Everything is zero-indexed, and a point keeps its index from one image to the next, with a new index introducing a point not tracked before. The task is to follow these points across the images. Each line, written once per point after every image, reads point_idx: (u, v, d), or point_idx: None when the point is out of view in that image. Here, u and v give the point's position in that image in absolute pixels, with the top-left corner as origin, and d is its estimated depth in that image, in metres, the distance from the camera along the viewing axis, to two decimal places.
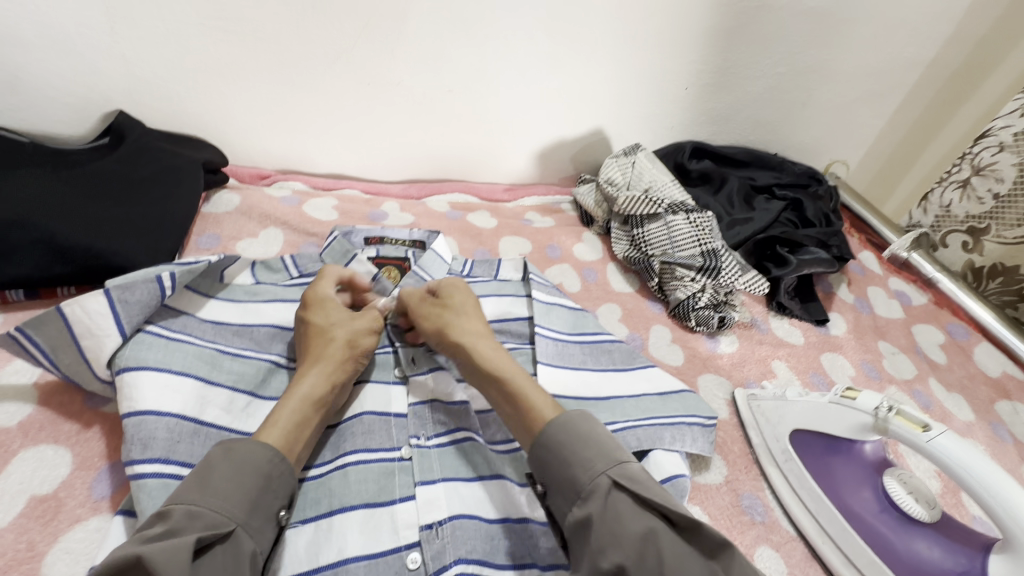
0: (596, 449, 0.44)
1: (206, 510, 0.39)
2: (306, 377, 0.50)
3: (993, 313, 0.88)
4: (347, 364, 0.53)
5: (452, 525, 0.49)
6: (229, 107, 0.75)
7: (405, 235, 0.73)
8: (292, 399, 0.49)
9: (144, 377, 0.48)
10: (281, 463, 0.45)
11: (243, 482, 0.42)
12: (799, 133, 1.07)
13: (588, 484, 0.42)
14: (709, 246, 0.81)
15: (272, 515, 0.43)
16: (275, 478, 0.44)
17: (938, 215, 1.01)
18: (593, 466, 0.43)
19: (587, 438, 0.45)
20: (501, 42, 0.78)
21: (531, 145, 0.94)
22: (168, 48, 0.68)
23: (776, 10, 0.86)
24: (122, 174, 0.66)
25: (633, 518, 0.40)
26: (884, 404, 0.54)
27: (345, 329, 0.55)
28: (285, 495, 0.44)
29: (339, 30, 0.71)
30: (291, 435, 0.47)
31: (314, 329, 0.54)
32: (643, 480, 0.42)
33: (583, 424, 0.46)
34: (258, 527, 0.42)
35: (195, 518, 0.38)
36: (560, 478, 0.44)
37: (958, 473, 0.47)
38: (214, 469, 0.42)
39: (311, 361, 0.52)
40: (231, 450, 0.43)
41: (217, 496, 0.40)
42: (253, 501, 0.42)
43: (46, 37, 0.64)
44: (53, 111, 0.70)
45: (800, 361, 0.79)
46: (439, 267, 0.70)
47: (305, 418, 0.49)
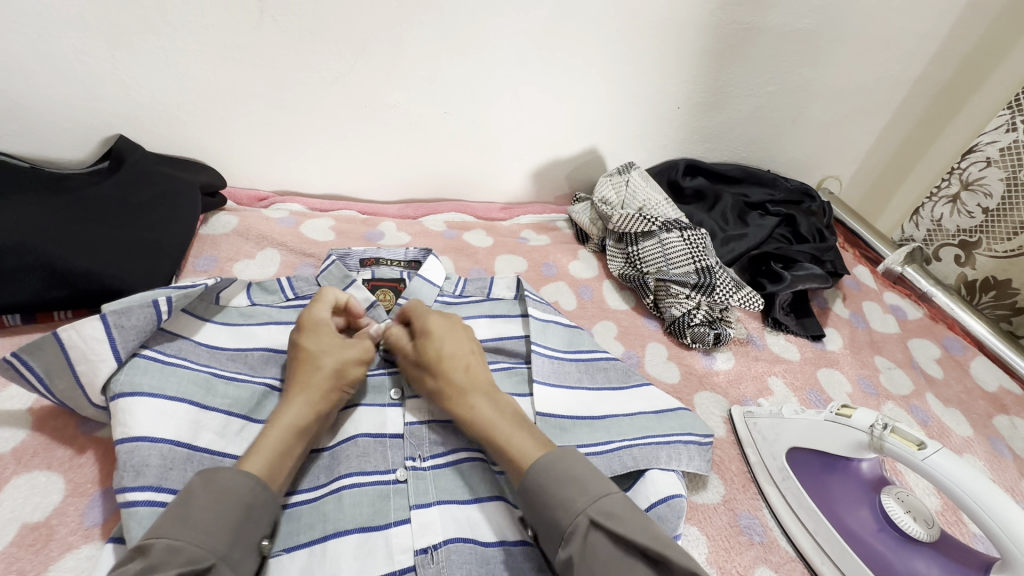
0: (575, 487, 0.45)
1: (187, 544, 0.39)
2: (292, 405, 0.51)
3: (990, 327, 0.89)
4: (332, 394, 0.53)
5: (445, 549, 0.49)
6: (228, 131, 0.77)
7: (400, 255, 0.74)
8: (276, 429, 0.49)
9: (138, 403, 0.48)
10: (263, 494, 0.44)
11: (224, 513, 0.42)
12: (791, 150, 1.08)
13: (569, 525, 0.43)
14: (704, 263, 0.81)
15: (253, 546, 0.43)
16: (258, 509, 0.44)
17: (930, 229, 1.02)
18: (573, 506, 0.44)
19: (565, 477, 0.45)
20: (494, 64, 0.79)
21: (526, 164, 0.95)
22: (168, 75, 0.69)
23: (764, 32, 0.88)
24: (121, 198, 0.67)
25: (611, 560, 0.41)
26: (879, 421, 0.54)
27: (331, 357, 0.55)
28: (267, 524, 0.44)
29: (335, 55, 0.72)
30: (275, 463, 0.47)
31: (303, 355, 0.54)
32: (621, 514, 0.43)
33: (561, 465, 0.46)
34: (240, 559, 0.41)
35: (175, 553, 0.38)
36: (544, 520, 0.45)
37: (952, 491, 0.47)
38: (196, 500, 0.42)
39: (298, 389, 0.52)
40: (213, 481, 0.43)
41: (197, 529, 0.40)
42: (234, 532, 0.41)
43: (48, 65, 0.65)
44: (53, 137, 0.71)
45: (797, 378, 0.79)
46: (429, 293, 0.69)
47: (288, 447, 0.49)
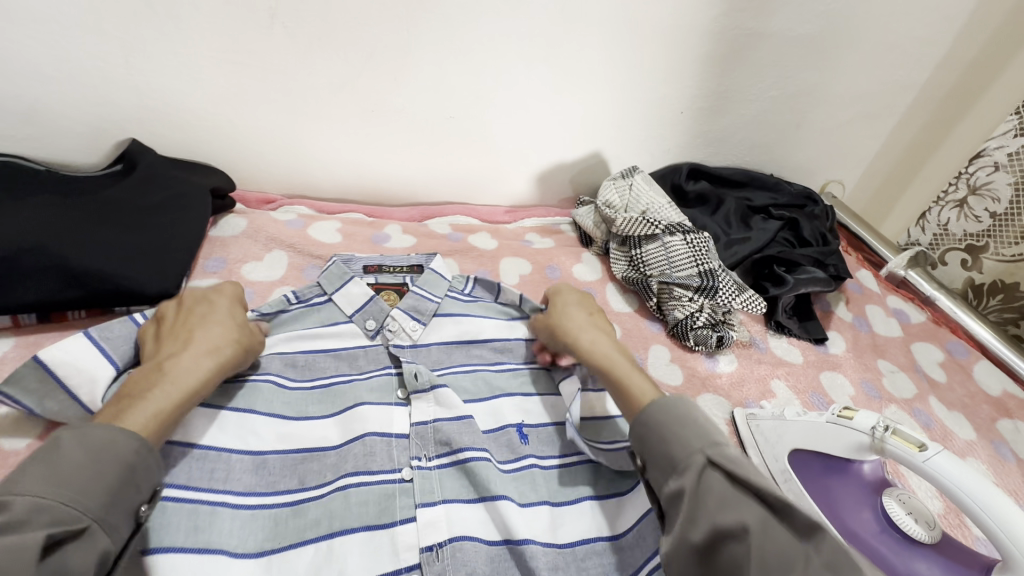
0: (694, 429, 0.45)
1: (55, 503, 0.36)
2: (186, 362, 0.49)
3: (992, 331, 0.89)
4: (234, 353, 0.53)
5: (455, 545, 0.50)
6: (237, 135, 0.78)
7: (403, 260, 0.72)
8: (173, 380, 0.48)
9: None
10: (148, 456, 0.42)
11: (101, 473, 0.39)
12: (794, 154, 1.09)
13: (684, 458, 0.43)
14: (706, 266, 0.81)
15: (131, 511, 0.40)
16: (139, 471, 0.41)
17: (936, 233, 1.03)
18: (691, 443, 0.44)
19: (683, 418, 0.46)
20: (498, 69, 0.80)
21: (530, 167, 0.96)
22: (180, 80, 0.70)
23: (767, 38, 0.88)
24: (134, 201, 0.68)
25: (725, 498, 0.39)
26: (881, 423, 0.54)
27: (239, 325, 0.56)
28: (148, 490, 0.42)
29: (343, 61, 0.73)
30: (163, 411, 0.46)
31: (211, 314, 0.55)
32: (739, 460, 0.42)
33: (680, 408, 0.48)
34: (116, 524, 0.39)
35: (41, 512, 0.35)
36: (659, 453, 0.45)
37: (952, 492, 0.48)
38: (65, 456, 0.38)
39: (193, 347, 0.51)
40: (87, 436, 0.40)
41: (67, 485, 0.37)
42: (111, 494, 0.39)
43: (63, 71, 0.66)
44: (67, 141, 0.72)
45: (799, 381, 0.79)
46: (440, 288, 0.68)
47: (179, 399, 0.47)
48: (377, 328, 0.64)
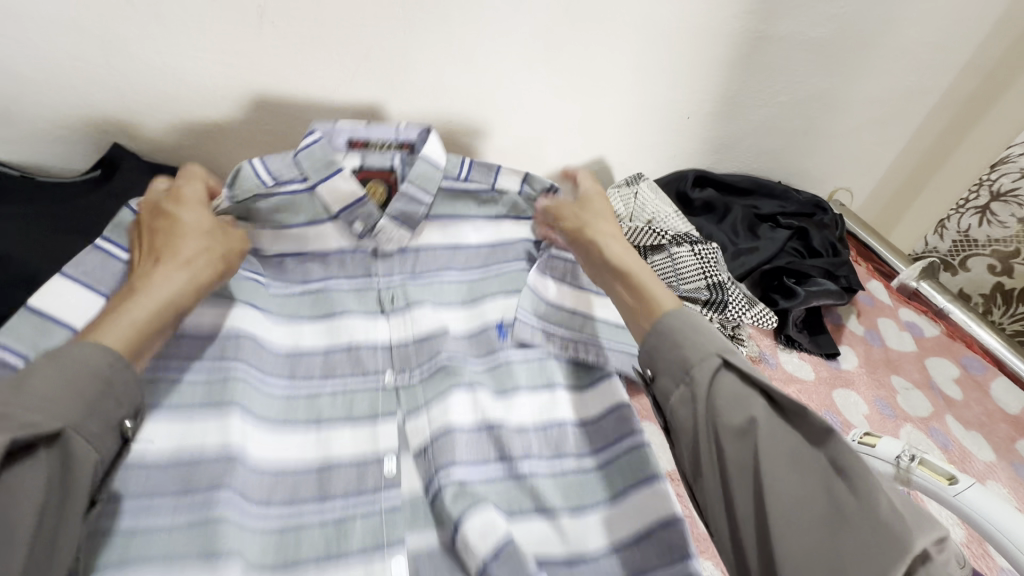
0: (705, 337, 0.50)
1: (24, 412, 0.37)
2: (162, 277, 0.49)
3: (1002, 340, 0.85)
4: (211, 271, 0.53)
5: (461, 534, 0.51)
6: (226, 138, 0.74)
7: (390, 134, 0.66)
8: (144, 293, 0.47)
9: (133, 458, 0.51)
10: (125, 371, 0.43)
11: (75, 386, 0.40)
12: (802, 160, 1.06)
13: (697, 363, 0.48)
14: (716, 278, 0.78)
15: (112, 423, 0.43)
16: (118, 385, 0.43)
17: (957, 240, 1.00)
18: (705, 348, 0.49)
19: (697, 327, 0.51)
20: (499, 72, 0.77)
21: (532, 173, 0.93)
22: (165, 82, 0.67)
23: (778, 41, 0.85)
24: (110, 214, 0.64)
25: (734, 394, 0.46)
26: (906, 452, 0.51)
27: (210, 232, 0.54)
28: (129, 403, 0.44)
29: (338, 63, 0.70)
30: (140, 330, 0.46)
31: (178, 226, 0.53)
32: (743, 362, 0.48)
33: (692, 318, 0.52)
34: (98, 432, 0.41)
35: (12, 417, 0.36)
36: (672, 358, 0.50)
37: (987, 531, 0.44)
38: (38, 371, 0.40)
39: (168, 260, 0.50)
40: (59, 354, 0.41)
41: (38, 397, 0.38)
42: (88, 403, 0.41)
43: (40, 73, 0.63)
44: (48, 145, 0.69)
45: (811, 399, 0.76)
46: (431, 181, 0.65)
47: (157, 315, 0.47)
48: (365, 231, 0.67)
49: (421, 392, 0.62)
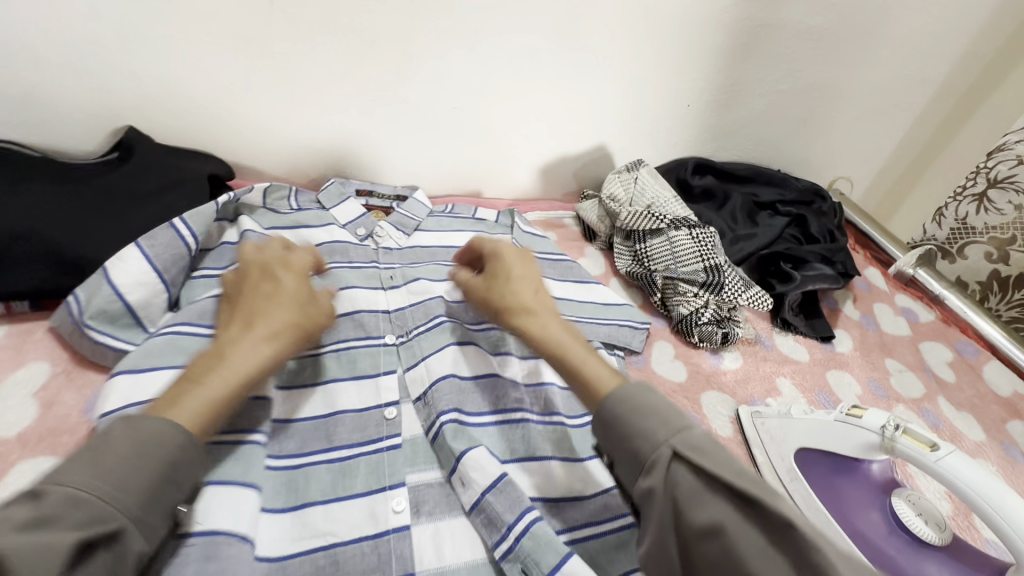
0: (656, 419, 0.42)
1: (92, 498, 0.34)
2: (244, 345, 0.46)
3: (1002, 330, 0.87)
4: (295, 340, 0.49)
5: (465, 462, 0.53)
6: (237, 123, 0.76)
7: (392, 190, 0.86)
8: (227, 365, 0.44)
9: (120, 383, 0.49)
10: (192, 454, 0.40)
11: (139, 472, 0.37)
12: (802, 149, 1.07)
13: (650, 455, 0.40)
14: (712, 261, 0.80)
15: (167, 510, 0.39)
16: (179, 467, 0.39)
17: (955, 228, 1.01)
18: (656, 437, 0.40)
19: (643, 407, 0.42)
20: (504, 59, 0.79)
21: (534, 160, 0.95)
22: (178, 66, 0.69)
23: (777, 30, 0.86)
24: (130, 189, 0.66)
25: (695, 492, 0.37)
26: (890, 422, 0.53)
27: (301, 300, 0.51)
28: (186, 488, 0.40)
29: (344, 49, 0.72)
30: (213, 408, 0.42)
31: (274, 288, 0.51)
32: (708, 446, 0.39)
33: (641, 394, 0.44)
34: (153, 525, 0.37)
35: (76, 507, 0.33)
36: (620, 449, 0.43)
37: (966, 495, 0.46)
38: (111, 444, 0.37)
39: (255, 326, 0.47)
40: (132, 425, 0.38)
41: (106, 483, 0.35)
42: (150, 493, 0.37)
43: (59, 55, 0.65)
44: (63, 127, 0.71)
45: (805, 379, 0.78)
46: (421, 210, 0.81)
47: (235, 390, 0.44)
48: (367, 234, 0.76)
49: (420, 348, 0.64)
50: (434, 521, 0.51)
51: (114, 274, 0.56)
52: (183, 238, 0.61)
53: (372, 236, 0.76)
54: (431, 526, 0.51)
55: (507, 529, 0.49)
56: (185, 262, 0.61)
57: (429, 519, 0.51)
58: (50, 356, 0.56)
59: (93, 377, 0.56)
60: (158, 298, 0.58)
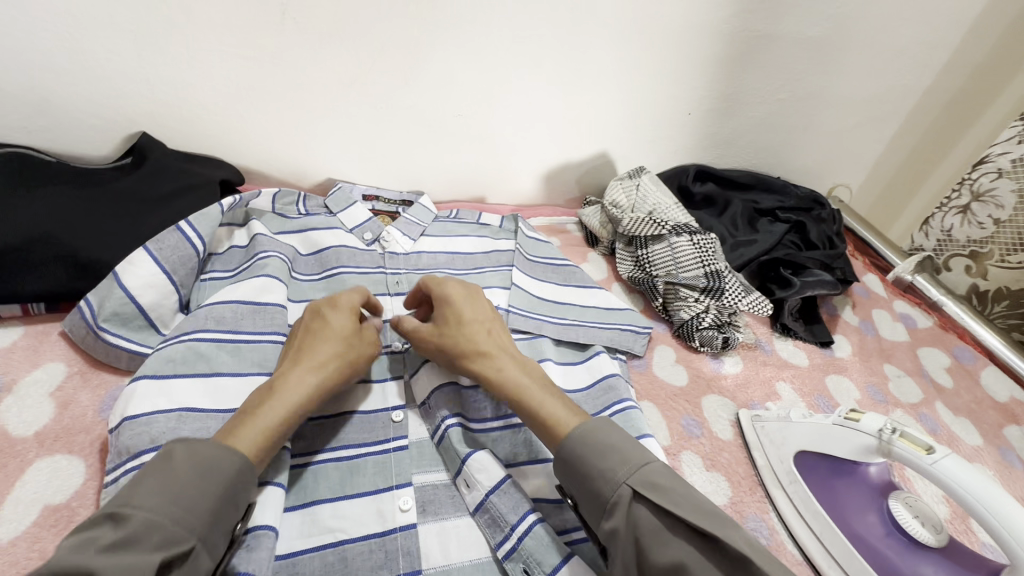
0: (615, 458, 0.46)
1: (166, 523, 0.37)
2: (295, 377, 0.50)
3: (1002, 339, 0.88)
4: (341, 374, 0.53)
5: (469, 463, 0.53)
6: (247, 129, 0.78)
7: (396, 196, 0.91)
8: (280, 397, 0.48)
9: (141, 387, 0.50)
10: (247, 479, 0.43)
11: (206, 497, 0.39)
12: (801, 157, 1.09)
13: (611, 495, 0.45)
14: (713, 267, 0.81)
15: (227, 529, 0.41)
16: (239, 492, 0.42)
17: (940, 240, 1.02)
18: (615, 477, 0.45)
19: (604, 448, 0.47)
20: (508, 68, 0.81)
21: (537, 166, 0.97)
22: (191, 73, 0.70)
23: (776, 40, 0.88)
24: (144, 193, 0.68)
25: (652, 529, 0.42)
26: (887, 425, 0.54)
27: (348, 336, 0.55)
28: (243, 508, 0.43)
29: (353, 58, 0.74)
30: (268, 437, 0.46)
31: (323, 326, 0.55)
32: (660, 483, 0.44)
33: (601, 434, 0.48)
34: (216, 543, 0.40)
35: (153, 531, 0.36)
36: (586, 490, 0.47)
37: (959, 496, 0.47)
38: (176, 473, 0.39)
39: (303, 361, 0.51)
40: (195, 451, 0.41)
41: (178, 507, 0.38)
42: (214, 515, 0.40)
43: (77, 63, 0.67)
44: (79, 133, 0.72)
45: (805, 383, 0.79)
46: (425, 215, 0.83)
47: (286, 421, 0.47)
48: (373, 238, 0.77)
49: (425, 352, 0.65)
50: (439, 520, 0.52)
51: (125, 278, 0.56)
52: (197, 242, 0.62)
53: (379, 241, 0.78)
54: (437, 524, 0.52)
55: (511, 529, 0.49)
56: (192, 263, 0.61)
57: (435, 518, 0.52)
58: (66, 357, 0.57)
59: (108, 377, 0.57)
60: (171, 300, 0.60)
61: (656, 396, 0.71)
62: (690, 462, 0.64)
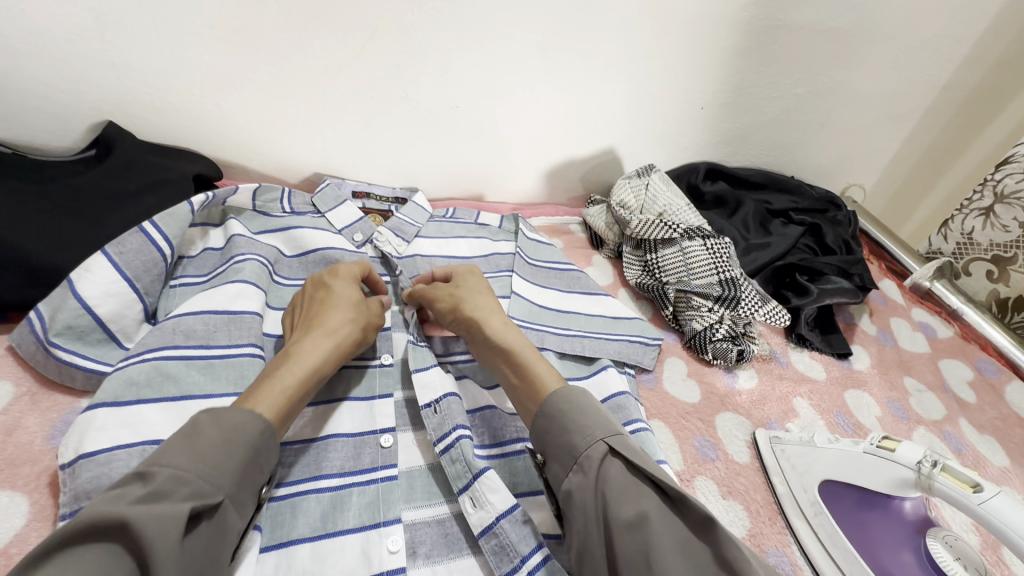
0: (595, 419, 0.46)
1: (194, 477, 0.36)
2: (311, 346, 0.50)
3: (1009, 337, 0.86)
4: (352, 344, 0.53)
5: (482, 480, 0.48)
6: (226, 120, 0.71)
7: (389, 193, 0.84)
8: (298, 359, 0.48)
9: (99, 417, 0.44)
10: (271, 441, 0.42)
11: (234, 452, 0.39)
12: (816, 156, 1.03)
13: (585, 450, 0.44)
14: (728, 274, 0.76)
15: (254, 491, 0.41)
16: (263, 452, 0.42)
17: (960, 242, 0.96)
18: (593, 433, 0.44)
19: (586, 407, 0.47)
20: (510, 56, 0.74)
21: (539, 163, 0.91)
22: (160, 58, 0.64)
23: (795, 30, 0.82)
24: (107, 189, 0.61)
25: (624, 486, 0.41)
26: (928, 458, 0.50)
27: (355, 304, 0.56)
28: (267, 471, 0.43)
29: (342, 43, 0.67)
30: (290, 398, 0.45)
31: (328, 296, 0.56)
32: (637, 449, 0.43)
33: (581, 396, 0.48)
34: (242, 502, 0.40)
35: (180, 484, 0.35)
36: (558, 443, 0.45)
37: (1012, 542, 0.42)
38: (203, 433, 0.39)
39: (316, 330, 0.51)
40: (220, 417, 0.40)
41: (207, 462, 0.37)
42: (241, 473, 0.40)
43: (31, 44, 0.60)
44: (36, 121, 0.65)
45: (823, 399, 0.73)
46: (420, 215, 0.77)
47: (306, 382, 0.47)
48: (365, 240, 0.72)
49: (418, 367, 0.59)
50: (431, 564, 0.47)
51: (79, 286, 0.51)
52: (162, 244, 0.57)
53: (371, 241, 0.72)
54: (429, 568, 0.47)
55: (521, 561, 0.45)
56: (159, 268, 0.56)
57: (427, 562, 0.47)
58: (13, 376, 0.51)
59: (60, 399, 0.51)
60: (134, 311, 0.54)
61: (668, 415, 0.66)
62: (705, 489, 0.59)
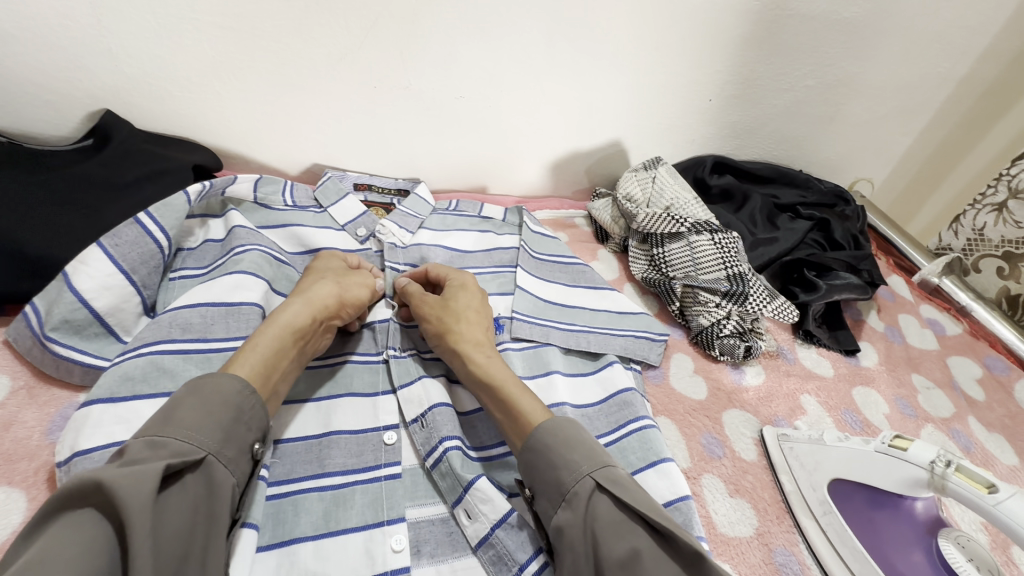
0: (584, 453, 0.45)
1: (171, 440, 0.37)
2: (290, 306, 0.51)
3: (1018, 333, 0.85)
4: (333, 304, 0.54)
5: (472, 492, 0.48)
6: (226, 110, 0.70)
7: (391, 184, 0.84)
8: (272, 318, 0.49)
9: (96, 412, 0.43)
10: (253, 398, 0.43)
11: (214, 413, 0.40)
12: (824, 150, 1.02)
13: (572, 486, 0.43)
14: (736, 269, 0.75)
15: (246, 448, 0.41)
16: (246, 412, 0.42)
17: (970, 239, 0.95)
18: (579, 469, 0.44)
19: (573, 441, 0.46)
20: (516, 45, 0.73)
21: (545, 155, 0.90)
22: (157, 45, 0.62)
23: (807, 20, 0.81)
24: (105, 179, 0.60)
25: (613, 525, 0.40)
26: (941, 457, 0.49)
27: (334, 275, 0.58)
28: (258, 428, 0.42)
29: (344, 31, 0.66)
30: (269, 363, 0.46)
31: (311, 272, 0.59)
32: (625, 484, 0.43)
33: (570, 431, 0.47)
34: (233, 458, 0.40)
35: (158, 448, 0.36)
36: (546, 480, 0.45)
37: None
38: (180, 404, 0.39)
39: (297, 295, 0.53)
40: (198, 386, 0.41)
41: (185, 426, 0.38)
42: (225, 430, 0.40)
43: (26, 30, 0.58)
44: (32, 109, 0.64)
45: (831, 397, 0.72)
46: (423, 208, 0.75)
47: (284, 346, 0.48)
48: (368, 234, 0.71)
49: (415, 366, 0.58)
50: (436, 563, 0.46)
51: (76, 279, 0.50)
52: (161, 237, 0.56)
53: (374, 236, 0.71)
54: (433, 567, 0.46)
55: (520, 568, 0.45)
56: (156, 260, 0.55)
57: (431, 561, 0.46)
58: (11, 369, 0.51)
59: (58, 393, 0.50)
60: (132, 304, 0.54)
61: (674, 412, 0.65)
62: (713, 488, 0.58)
